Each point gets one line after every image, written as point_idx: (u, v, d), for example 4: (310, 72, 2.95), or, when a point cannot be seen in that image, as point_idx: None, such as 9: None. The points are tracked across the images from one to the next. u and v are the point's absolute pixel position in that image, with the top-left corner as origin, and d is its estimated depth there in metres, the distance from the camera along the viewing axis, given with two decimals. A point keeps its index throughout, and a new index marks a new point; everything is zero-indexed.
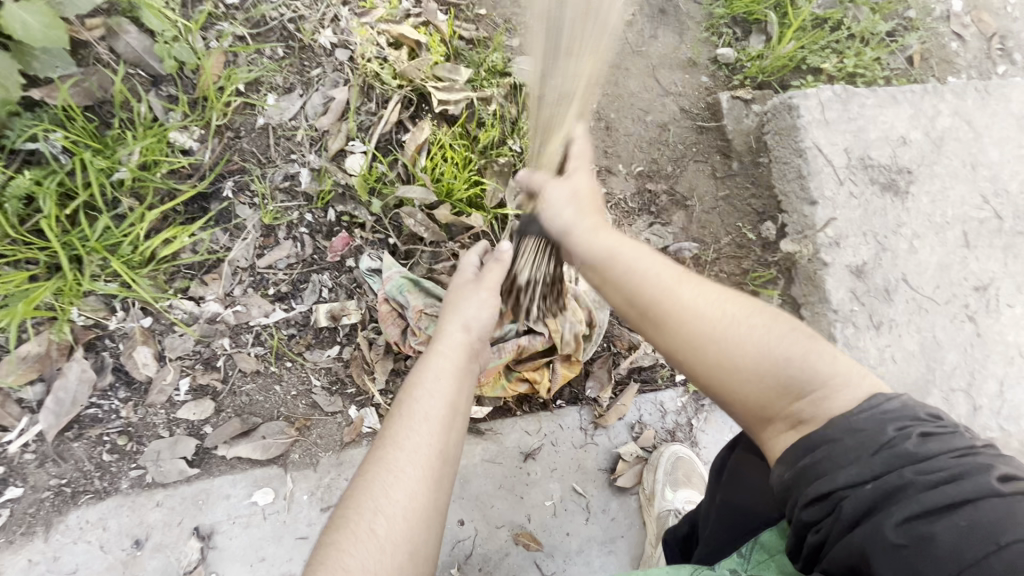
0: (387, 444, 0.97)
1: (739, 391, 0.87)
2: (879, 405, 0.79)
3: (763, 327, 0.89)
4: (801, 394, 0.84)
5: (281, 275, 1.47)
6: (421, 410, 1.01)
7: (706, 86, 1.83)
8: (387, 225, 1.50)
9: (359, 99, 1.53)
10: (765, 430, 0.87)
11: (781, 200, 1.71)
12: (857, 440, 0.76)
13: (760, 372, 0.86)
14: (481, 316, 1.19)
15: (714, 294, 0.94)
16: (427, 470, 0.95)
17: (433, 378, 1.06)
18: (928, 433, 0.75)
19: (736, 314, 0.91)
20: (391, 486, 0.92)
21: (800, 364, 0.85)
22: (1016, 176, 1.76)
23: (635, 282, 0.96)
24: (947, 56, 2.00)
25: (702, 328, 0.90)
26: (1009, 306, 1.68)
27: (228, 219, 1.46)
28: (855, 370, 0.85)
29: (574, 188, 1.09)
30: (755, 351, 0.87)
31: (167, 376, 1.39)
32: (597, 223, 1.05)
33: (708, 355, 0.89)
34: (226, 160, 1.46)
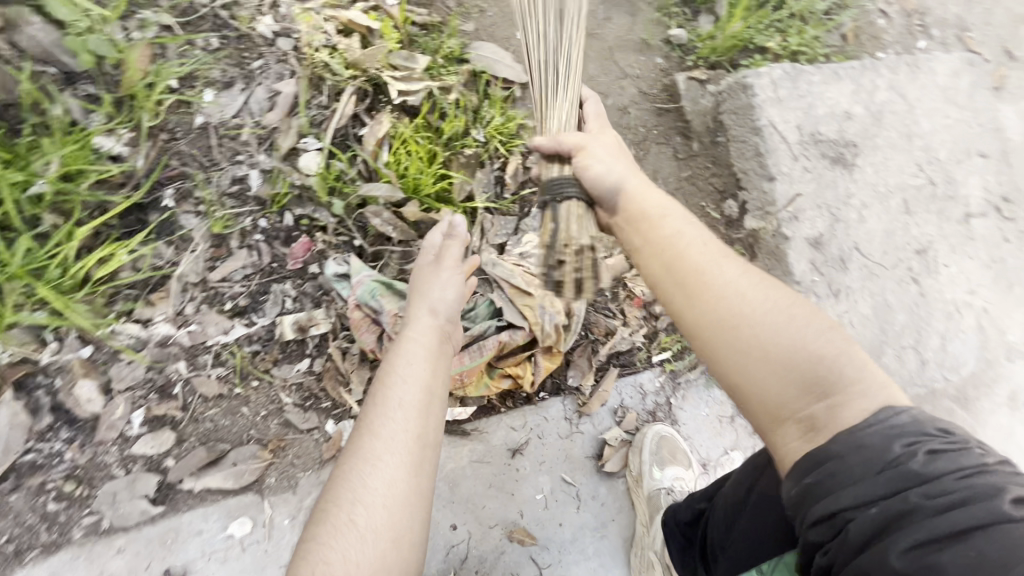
0: (364, 433, 0.95)
1: (756, 380, 0.84)
2: (888, 419, 0.74)
3: (797, 321, 0.85)
4: (824, 394, 0.79)
5: (238, 288, 1.36)
6: (396, 395, 0.99)
7: (661, 66, 1.85)
8: (351, 226, 1.41)
9: (309, 92, 1.42)
10: (777, 432, 0.82)
11: (740, 178, 1.74)
12: (861, 458, 0.71)
13: (784, 362, 0.82)
14: (447, 298, 1.15)
15: (752, 279, 0.92)
16: (407, 455, 0.93)
17: (406, 364, 1.03)
18: (938, 450, 0.69)
19: (771, 302, 0.88)
20: (368, 476, 0.90)
21: (831, 364, 0.81)
22: (944, 144, 1.90)
23: (676, 247, 0.99)
24: (876, 33, 2.12)
25: (736, 306, 0.89)
26: (945, 265, 1.83)
27: (172, 230, 1.32)
28: (885, 384, 0.80)
29: (610, 147, 1.16)
30: (784, 341, 0.83)
31: (117, 409, 1.26)
32: (643, 181, 1.11)
33: (734, 336, 0.87)
34: (164, 164, 1.32)
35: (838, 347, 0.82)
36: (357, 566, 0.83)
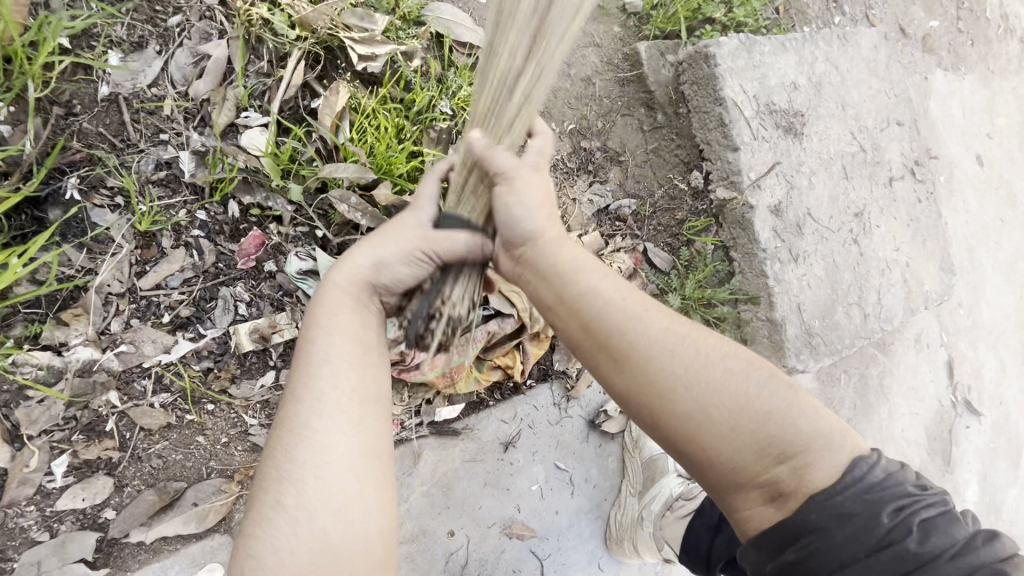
0: (289, 403, 0.84)
1: (717, 455, 0.84)
2: (865, 482, 0.84)
3: (743, 377, 0.87)
4: (782, 459, 0.83)
5: (177, 296, 1.13)
6: (316, 355, 0.86)
7: (618, 36, 1.78)
8: (312, 215, 1.22)
9: (245, 56, 1.19)
10: (736, 496, 0.86)
11: (703, 149, 1.75)
12: (857, 536, 0.81)
13: (738, 431, 0.83)
14: (391, 263, 0.92)
15: (686, 334, 0.91)
16: (342, 421, 0.83)
17: (327, 321, 0.88)
18: (926, 526, 0.82)
19: (715, 364, 0.88)
20: (295, 448, 0.81)
21: (780, 422, 0.84)
22: (871, 113, 2.04)
23: (604, 307, 0.91)
24: (801, 8, 2.22)
25: (679, 372, 0.86)
26: (877, 226, 1.99)
27: (81, 230, 1.06)
28: (843, 434, 0.86)
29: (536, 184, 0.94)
30: (733, 405, 0.84)
31: (30, 460, 1.00)
32: (558, 227, 0.96)
33: (682, 404, 0.85)
34: (61, 146, 1.05)
35: (787, 403, 0.85)
36: (294, 551, 0.75)
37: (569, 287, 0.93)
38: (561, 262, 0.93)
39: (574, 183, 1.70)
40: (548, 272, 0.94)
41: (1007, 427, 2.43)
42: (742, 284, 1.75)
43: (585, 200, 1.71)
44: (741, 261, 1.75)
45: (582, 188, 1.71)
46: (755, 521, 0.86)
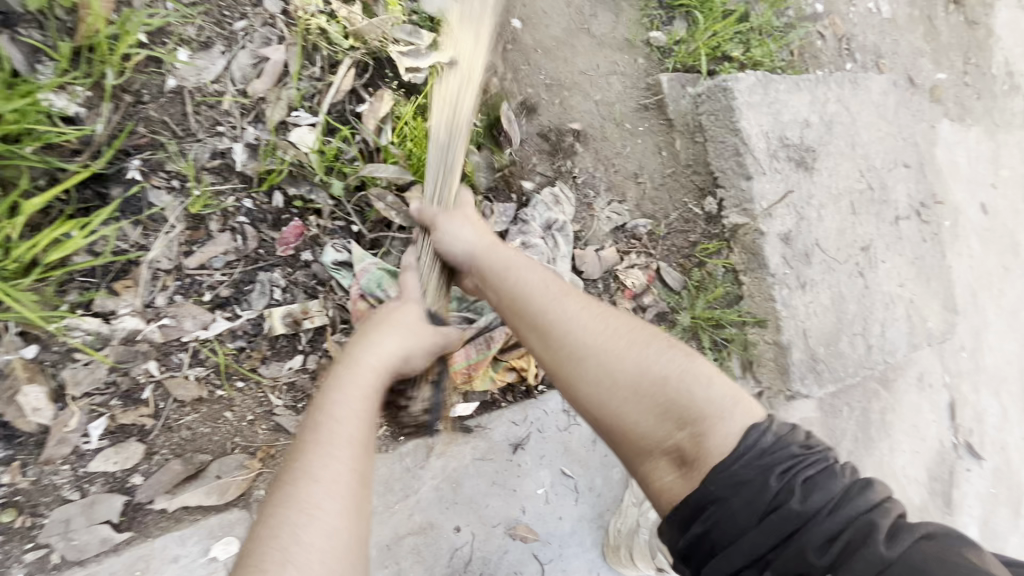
0: (298, 476, 0.79)
1: (622, 420, 0.93)
2: (753, 445, 0.86)
3: (639, 347, 0.97)
4: (682, 422, 0.90)
5: (219, 276, 1.19)
6: (334, 432, 0.83)
7: (643, 67, 1.88)
8: (350, 211, 1.29)
9: (300, 61, 1.28)
10: (647, 463, 0.92)
11: (718, 177, 1.85)
12: (744, 499, 0.83)
13: (638, 392, 0.93)
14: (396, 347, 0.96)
15: (597, 312, 1.02)
16: (348, 501, 0.80)
17: (347, 395, 0.88)
18: (808, 483, 0.83)
19: (618, 335, 0.98)
20: (305, 526, 0.76)
21: (675, 386, 0.92)
22: (879, 154, 2.13)
23: (519, 292, 1.05)
24: (815, 53, 2.34)
25: (583, 345, 0.98)
26: (882, 262, 2.06)
27: (138, 208, 1.14)
28: (735, 401, 0.92)
29: (469, 216, 1.16)
30: (634, 371, 0.94)
31: (71, 420, 1.06)
32: (492, 239, 1.14)
33: (589, 371, 0.96)
34: (129, 131, 1.13)
35: (680, 369, 0.94)
36: None
37: (497, 279, 1.07)
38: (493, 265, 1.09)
39: (595, 200, 1.77)
40: (485, 269, 1.10)
41: (1007, 471, 2.44)
42: (750, 307, 1.82)
43: (604, 216, 1.77)
44: (750, 285, 1.82)
45: (602, 206, 1.78)
46: (668, 495, 0.88)
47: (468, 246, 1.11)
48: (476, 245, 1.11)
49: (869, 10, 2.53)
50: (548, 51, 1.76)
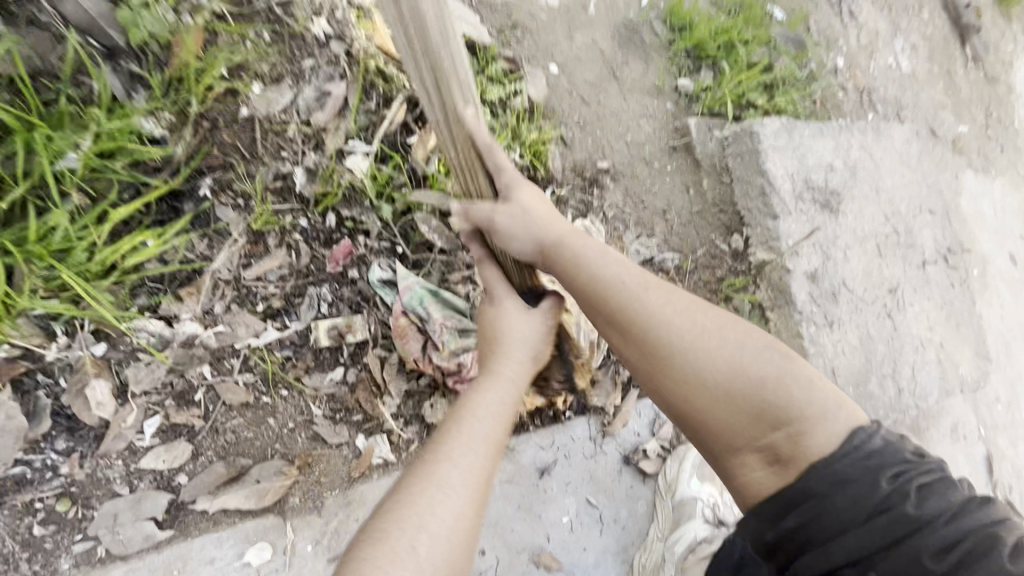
0: (439, 458, 0.90)
1: (715, 419, 1.02)
2: (861, 449, 0.95)
3: (736, 350, 1.04)
4: (777, 424, 0.99)
5: (272, 288, 1.27)
6: (474, 430, 0.94)
7: (671, 111, 1.97)
8: (396, 233, 1.37)
9: (359, 97, 1.38)
10: (738, 458, 1.02)
11: (743, 216, 1.91)
12: (854, 497, 0.91)
13: (735, 396, 1.01)
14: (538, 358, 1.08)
15: (694, 311, 1.09)
16: (482, 491, 0.90)
17: (495, 404, 0.99)
18: (922, 489, 0.90)
19: (714, 338, 1.05)
20: (439, 503, 0.85)
21: (772, 389, 1.00)
22: (903, 199, 2.17)
23: (613, 292, 1.10)
24: (837, 103, 2.43)
25: (681, 347, 1.05)
26: (910, 305, 2.07)
27: (207, 222, 1.23)
28: (837, 405, 1.00)
29: (532, 205, 1.11)
30: (729, 373, 1.02)
31: (128, 416, 1.12)
32: (573, 233, 1.14)
33: (685, 372, 1.04)
34: (205, 153, 1.24)
35: (779, 374, 1.01)
36: None
37: (585, 277, 1.11)
38: (581, 264, 1.12)
39: (624, 234, 1.83)
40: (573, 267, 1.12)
41: None
42: None
43: (633, 250, 1.83)
44: (777, 321, 1.84)
45: (631, 240, 1.84)
46: (756, 485, 0.99)
47: (535, 241, 1.11)
48: (548, 240, 1.11)
49: (889, 64, 2.62)
50: (582, 94, 1.85)
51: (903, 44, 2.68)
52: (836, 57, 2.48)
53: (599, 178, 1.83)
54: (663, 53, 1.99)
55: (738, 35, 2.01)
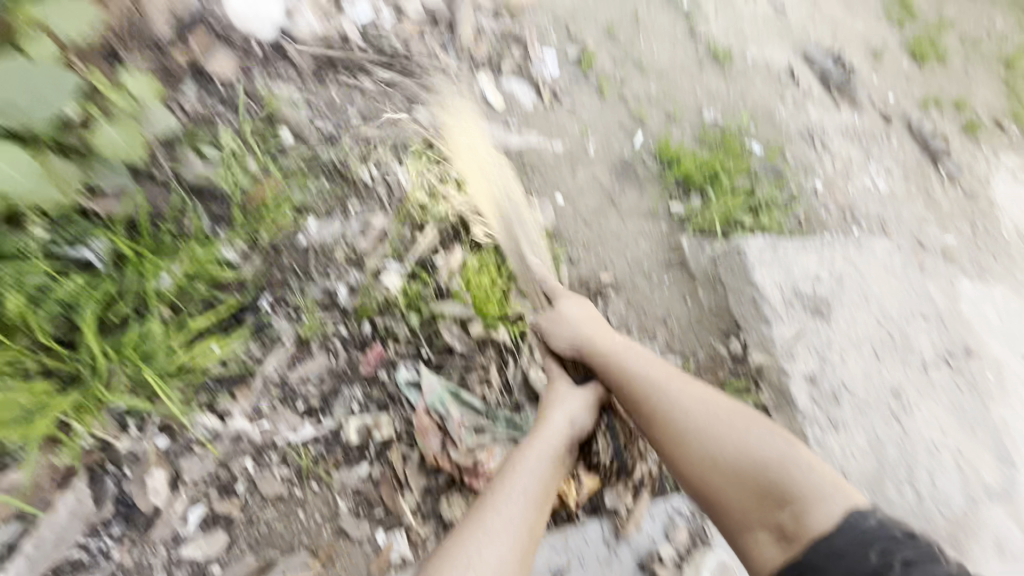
0: (488, 503, 1.19)
1: (724, 497, 1.15)
2: (856, 524, 1.02)
3: (743, 432, 1.18)
4: (780, 503, 1.09)
5: (312, 388, 1.44)
6: (518, 483, 1.23)
7: (666, 231, 2.23)
8: (422, 339, 1.57)
9: (397, 226, 1.65)
10: (751, 538, 1.11)
11: (739, 321, 2.09)
12: (844, 567, 0.98)
13: (739, 475, 1.14)
14: (582, 418, 1.37)
15: (702, 398, 1.26)
16: (523, 530, 1.17)
17: (537, 460, 1.28)
18: (909, 561, 0.96)
19: (719, 421, 1.21)
20: (484, 540, 1.13)
21: (773, 470, 1.12)
22: (894, 304, 2.31)
23: (630, 379, 1.33)
24: (820, 219, 2.68)
25: (690, 429, 1.22)
26: (917, 407, 2.11)
27: (264, 331, 1.44)
28: (835, 486, 1.08)
29: (578, 311, 1.46)
30: (735, 453, 1.16)
31: (178, 504, 1.25)
32: (605, 328, 1.42)
33: (695, 450, 1.20)
34: (267, 274, 1.48)
35: (779, 456, 1.13)
36: None
37: (613, 365, 1.36)
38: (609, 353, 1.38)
39: (627, 340, 2.00)
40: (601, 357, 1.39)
41: None
42: None
43: None
44: (781, 422, 1.95)
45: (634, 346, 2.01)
46: (766, 561, 1.07)
47: (576, 337, 1.43)
48: (584, 341, 1.41)
49: (866, 185, 2.91)
50: (585, 219, 2.13)
51: (878, 168, 2.99)
52: (816, 181, 2.77)
53: (603, 289, 2.05)
54: (655, 184, 2.30)
55: (721, 166, 2.33)
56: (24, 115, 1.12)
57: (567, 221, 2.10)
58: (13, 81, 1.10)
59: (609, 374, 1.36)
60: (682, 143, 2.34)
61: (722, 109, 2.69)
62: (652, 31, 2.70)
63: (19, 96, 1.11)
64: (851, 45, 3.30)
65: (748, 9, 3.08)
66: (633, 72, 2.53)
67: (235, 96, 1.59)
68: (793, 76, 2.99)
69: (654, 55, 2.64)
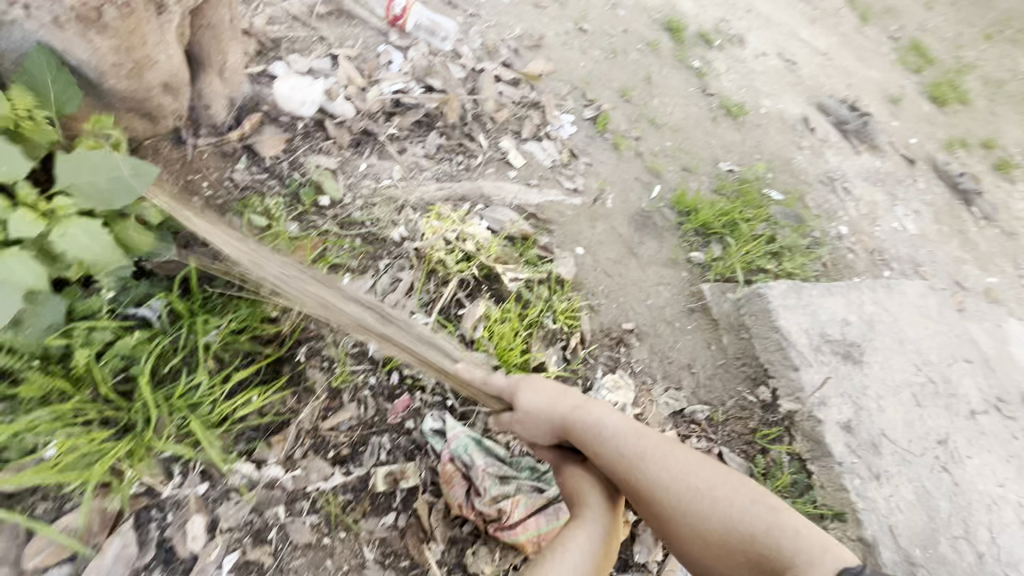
0: None
1: (720, 568, 1.19)
2: None
3: (727, 504, 1.20)
4: (774, 571, 1.11)
5: (342, 437, 1.50)
6: (558, 568, 1.18)
7: (687, 278, 2.27)
8: (447, 388, 1.63)
9: (423, 279, 1.79)
10: None
11: (767, 367, 2.04)
12: None
13: (729, 549, 1.17)
14: (606, 493, 1.35)
15: (688, 468, 1.27)
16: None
17: (576, 545, 1.23)
18: None
19: (704, 491, 1.23)
20: None
21: (761, 540, 1.14)
22: (932, 348, 2.23)
23: (612, 456, 1.31)
24: (848, 263, 2.65)
25: (680, 503, 1.23)
26: (968, 457, 2.00)
27: (299, 382, 1.52)
28: (824, 548, 1.09)
29: (543, 390, 1.41)
30: (722, 525, 1.19)
31: (213, 551, 1.29)
32: (578, 403, 1.39)
33: (686, 526, 1.22)
34: (303, 326, 1.57)
35: (766, 525, 1.15)
36: None
37: (596, 443, 1.33)
38: (590, 430, 1.35)
39: (652, 387, 1.99)
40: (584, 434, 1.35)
41: None
42: (824, 498, 1.84)
43: (663, 401, 1.97)
44: (819, 474, 1.87)
45: (659, 392, 1.99)
46: None
47: (552, 424, 1.39)
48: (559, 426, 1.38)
49: (895, 228, 2.88)
50: (606, 269, 2.18)
51: (905, 211, 2.96)
52: (840, 225, 2.76)
53: (625, 337, 2.06)
54: (674, 233, 2.36)
55: (739, 215, 2.40)
56: (104, 198, 1.24)
57: (586, 270, 2.15)
58: (103, 167, 1.24)
59: (595, 452, 1.34)
60: (699, 193, 2.41)
61: (738, 160, 2.77)
62: (665, 90, 2.86)
63: (104, 181, 1.24)
64: (870, 92, 3.45)
65: (758, 65, 3.22)
66: (649, 129, 2.67)
67: (282, 167, 1.79)
68: (809, 125, 3.07)
69: (668, 112, 2.78)
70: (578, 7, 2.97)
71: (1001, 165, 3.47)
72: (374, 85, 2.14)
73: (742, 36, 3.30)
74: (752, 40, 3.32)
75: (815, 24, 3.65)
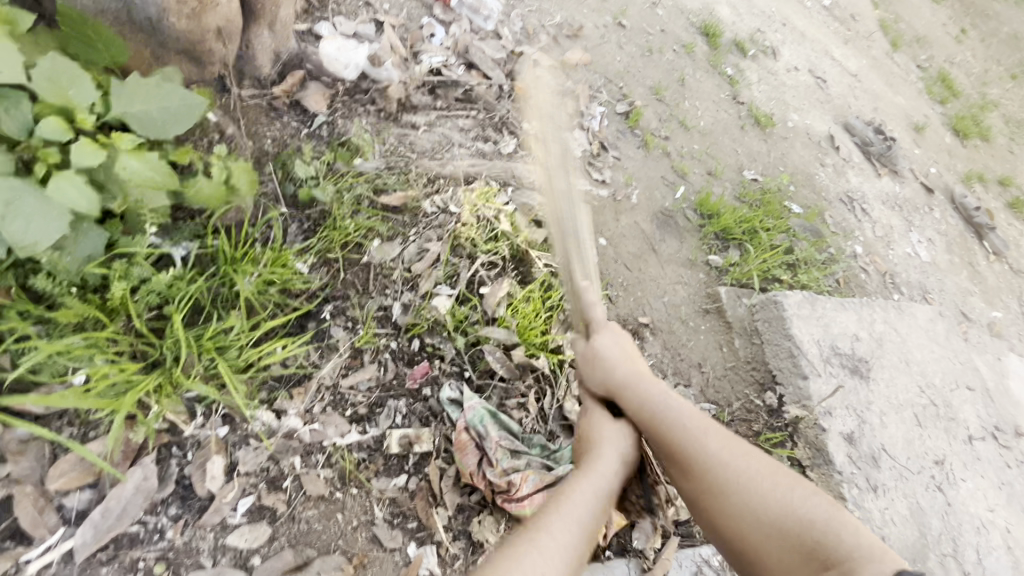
0: (538, 529, 1.12)
1: (765, 551, 1.18)
2: None
3: (786, 489, 1.22)
4: (826, 561, 1.11)
5: (361, 397, 1.52)
6: (573, 506, 1.19)
7: (704, 280, 2.29)
8: (466, 359, 1.65)
9: (449, 253, 1.77)
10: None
11: (776, 374, 2.08)
12: None
13: (783, 533, 1.17)
14: (631, 450, 1.37)
15: (743, 454, 1.29)
16: (570, 563, 1.10)
17: (587, 490, 1.23)
18: None
19: (758, 475, 1.25)
20: (537, 562, 1.06)
21: (818, 529, 1.15)
22: (937, 372, 2.26)
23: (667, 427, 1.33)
24: (859, 282, 2.67)
25: (732, 482, 1.25)
26: (961, 479, 2.04)
27: (323, 338, 1.54)
28: (884, 551, 1.10)
29: (619, 341, 1.48)
30: (779, 511, 1.19)
31: (229, 493, 1.31)
32: (639, 369, 1.43)
33: (734, 507, 1.23)
34: (332, 287, 1.60)
35: (825, 515, 1.17)
36: None
37: (647, 410, 1.36)
38: (648, 398, 1.37)
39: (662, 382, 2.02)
40: (641, 396, 1.38)
41: None
42: None
43: None
44: (817, 481, 1.91)
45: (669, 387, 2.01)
46: None
47: (604, 381, 1.43)
48: (612, 381, 1.42)
49: (908, 253, 2.91)
50: (627, 262, 2.20)
51: (920, 238, 2.99)
52: (855, 244, 2.78)
53: (638, 330, 2.08)
54: (695, 234, 2.37)
55: (760, 223, 2.41)
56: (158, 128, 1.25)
57: (608, 259, 2.17)
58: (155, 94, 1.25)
59: (646, 419, 1.36)
60: (722, 198, 2.42)
61: (762, 170, 2.78)
62: (697, 94, 2.86)
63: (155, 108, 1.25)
64: (895, 118, 3.47)
65: (789, 79, 3.23)
66: (677, 130, 2.68)
67: (320, 126, 1.79)
68: (833, 142, 3.09)
69: (698, 115, 2.79)
70: (618, 1, 2.97)
71: (1014, 204, 3.51)
72: (414, 56, 2.13)
73: (776, 49, 3.31)
74: (785, 54, 3.34)
75: (848, 45, 3.66)
